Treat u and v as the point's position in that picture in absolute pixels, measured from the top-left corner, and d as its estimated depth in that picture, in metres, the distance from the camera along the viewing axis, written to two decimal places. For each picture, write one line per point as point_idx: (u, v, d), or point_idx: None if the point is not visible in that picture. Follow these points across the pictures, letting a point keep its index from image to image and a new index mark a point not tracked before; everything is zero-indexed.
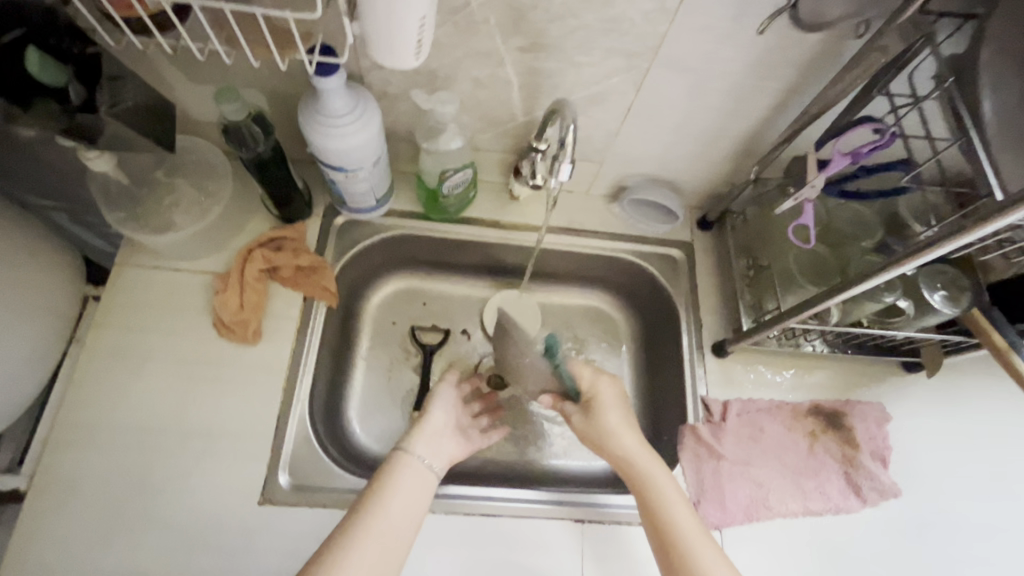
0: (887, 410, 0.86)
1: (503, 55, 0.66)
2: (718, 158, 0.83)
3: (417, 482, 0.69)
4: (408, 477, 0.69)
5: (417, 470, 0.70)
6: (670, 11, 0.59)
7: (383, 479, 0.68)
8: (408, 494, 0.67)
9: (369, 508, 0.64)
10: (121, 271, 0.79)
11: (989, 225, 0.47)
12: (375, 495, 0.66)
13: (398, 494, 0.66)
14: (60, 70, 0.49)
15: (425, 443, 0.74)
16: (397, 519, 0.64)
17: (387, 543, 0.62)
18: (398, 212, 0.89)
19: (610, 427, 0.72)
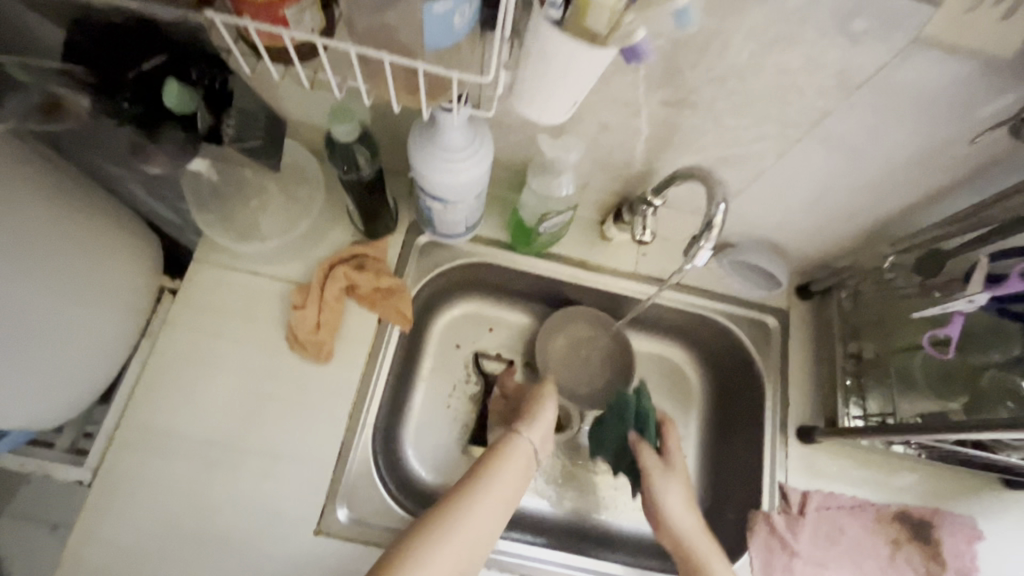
0: (981, 526, 0.79)
1: (642, 105, 0.59)
2: (842, 230, 0.75)
3: (525, 460, 0.73)
4: (522, 452, 0.73)
5: (528, 447, 0.74)
6: (849, 88, 0.52)
7: (501, 451, 0.72)
8: (518, 467, 0.71)
9: (485, 478, 0.68)
10: (198, 267, 0.77)
11: None
12: (493, 463, 0.70)
13: (503, 481, 0.69)
14: (190, 97, 0.48)
15: (540, 432, 0.77)
16: (503, 493, 0.68)
17: (494, 506, 0.66)
18: (482, 238, 0.84)
19: (680, 504, 0.73)
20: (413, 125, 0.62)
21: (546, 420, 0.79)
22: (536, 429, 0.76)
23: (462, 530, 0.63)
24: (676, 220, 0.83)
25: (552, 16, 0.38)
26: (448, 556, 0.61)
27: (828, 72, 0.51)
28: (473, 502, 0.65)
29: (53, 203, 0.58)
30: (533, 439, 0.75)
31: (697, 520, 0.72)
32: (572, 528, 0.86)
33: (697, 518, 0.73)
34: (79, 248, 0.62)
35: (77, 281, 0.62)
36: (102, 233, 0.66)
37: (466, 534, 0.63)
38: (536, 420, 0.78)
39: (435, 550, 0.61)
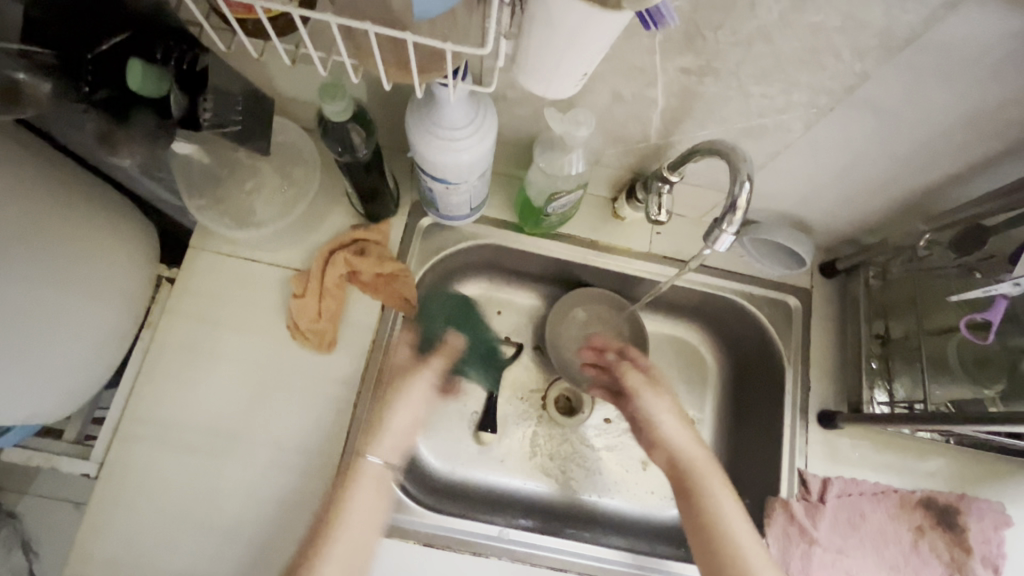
0: (1009, 512, 0.76)
1: (658, 73, 0.54)
2: (872, 204, 0.70)
3: (374, 493, 0.67)
4: (369, 486, 0.67)
5: (375, 477, 0.68)
6: (891, 49, 0.47)
7: (344, 496, 0.66)
8: (365, 508, 0.65)
9: (328, 543, 0.62)
10: (195, 254, 0.74)
11: None
12: (337, 513, 0.64)
13: (354, 514, 0.65)
14: (161, 78, 0.47)
15: (389, 447, 0.70)
16: (353, 548, 0.63)
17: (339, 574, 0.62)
18: (488, 219, 0.81)
19: (668, 420, 0.73)
20: (409, 101, 0.58)
21: (397, 432, 0.71)
22: (388, 443, 0.70)
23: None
24: (692, 195, 0.78)
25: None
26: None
27: (869, 31, 0.46)
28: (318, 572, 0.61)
29: (25, 197, 0.55)
30: (378, 465, 0.68)
31: (691, 432, 0.72)
32: (583, 512, 0.85)
33: (687, 425, 0.73)
34: (64, 241, 0.59)
35: (68, 275, 0.60)
36: (94, 224, 0.64)
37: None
38: (383, 439, 0.70)
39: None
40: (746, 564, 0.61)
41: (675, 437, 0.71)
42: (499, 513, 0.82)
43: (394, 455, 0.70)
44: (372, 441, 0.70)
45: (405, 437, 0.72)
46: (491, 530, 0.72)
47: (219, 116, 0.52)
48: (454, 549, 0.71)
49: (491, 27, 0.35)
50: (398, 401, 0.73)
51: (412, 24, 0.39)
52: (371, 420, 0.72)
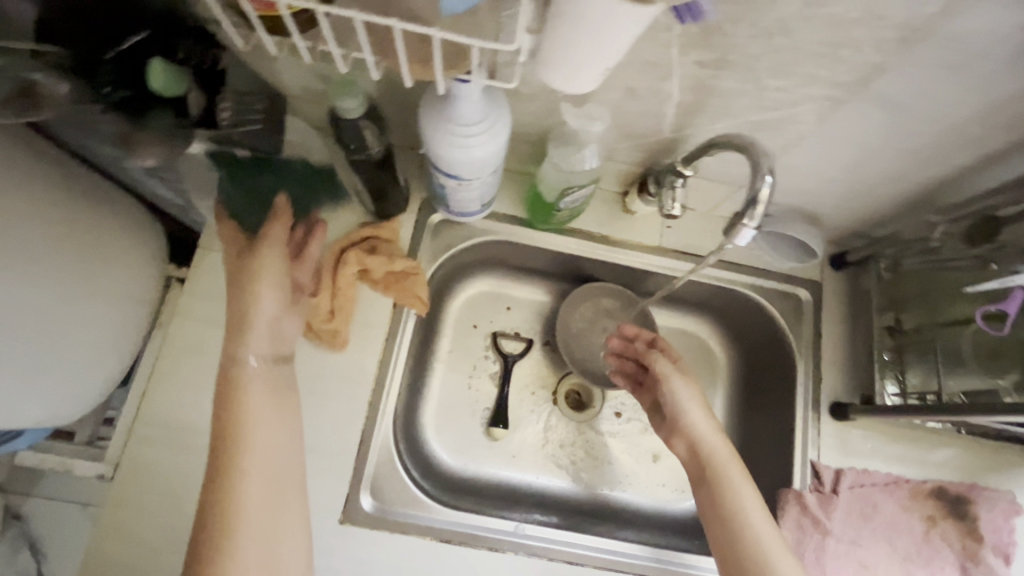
0: (1019, 500, 0.77)
1: (674, 68, 0.54)
2: (884, 196, 0.70)
3: (265, 389, 0.64)
4: (256, 387, 0.64)
5: (260, 376, 0.64)
6: (911, 41, 0.47)
7: (234, 409, 0.62)
8: (265, 420, 0.63)
9: (238, 461, 0.60)
10: (204, 255, 0.74)
11: None
12: (232, 423, 0.62)
13: (258, 433, 0.62)
14: (181, 79, 0.48)
15: (262, 337, 0.66)
16: (262, 460, 0.61)
17: (258, 495, 0.60)
18: (497, 215, 0.80)
19: (693, 406, 0.72)
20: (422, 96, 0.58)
21: (264, 325, 0.66)
22: (261, 338, 0.65)
23: (243, 528, 0.58)
24: (703, 189, 0.78)
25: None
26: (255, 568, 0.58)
27: (890, 24, 0.45)
28: (237, 495, 0.59)
29: (37, 201, 0.54)
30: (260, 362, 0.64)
31: (714, 424, 0.71)
32: (596, 507, 0.85)
33: (710, 415, 0.72)
34: (75, 246, 0.59)
35: (76, 282, 0.59)
36: (105, 228, 0.63)
37: (248, 539, 0.58)
38: (255, 335, 0.65)
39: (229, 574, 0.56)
40: (761, 555, 0.60)
41: (698, 424, 0.71)
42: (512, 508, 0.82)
43: (264, 347, 0.66)
44: (247, 339, 0.65)
45: (279, 322, 0.67)
46: (507, 525, 0.74)
47: (238, 117, 0.55)
48: (472, 545, 0.70)
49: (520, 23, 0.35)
50: (260, 283, 0.64)
51: (437, 21, 0.38)
52: (236, 318, 0.65)
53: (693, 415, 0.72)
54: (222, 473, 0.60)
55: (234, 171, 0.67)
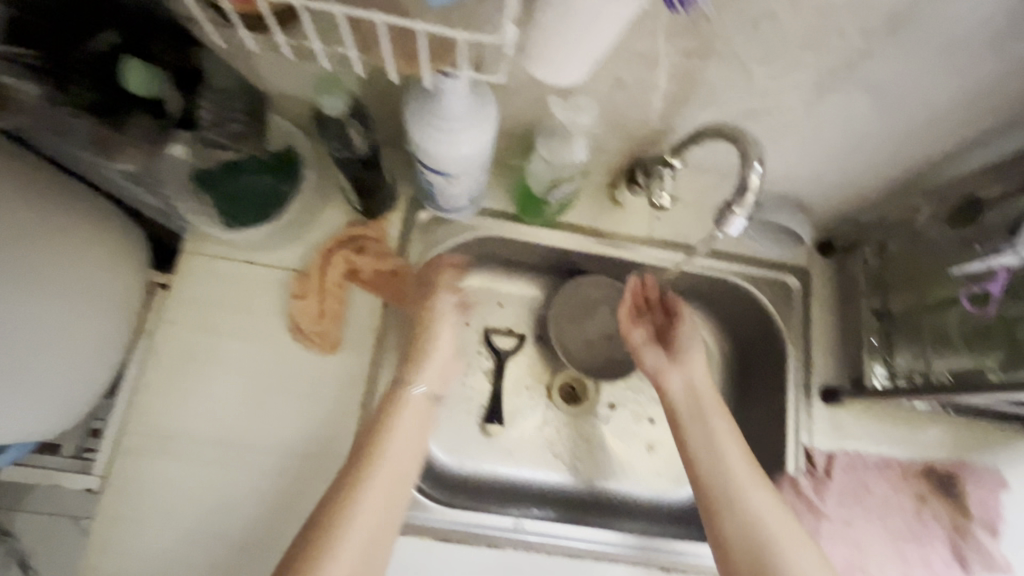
0: (1005, 476, 0.79)
1: (661, 58, 0.54)
2: (871, 182, 0.71)
3: (416, 425, 0.67)
4: (410, 421, 0.67)
5: (418, 407, 0.68)
6: (896, 26, 0.47)
7: (383, 430, 0.65)
8: (410, 441, 0.66)
9: (375, 470, 0.63)
10: (188, 259, 0.73)
11: None
12: (376, 440, 0.65)
13: (396, 443, 0.65)
14: (157, 83, 0.51)
15: (433, 376, 0.70)
16: (388, 482, 0.63)
17: (375, 503, 0.62)
18: (487, 211, 0.80)
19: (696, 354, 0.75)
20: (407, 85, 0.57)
21: (435, 359, 0.71)
22: (430, 373, 0.70)
23: (354, 531, 0.59)
24: (691, 179, 0.78)
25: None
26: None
27: (874, 8, 0.45)
28: (357, 506, 0.60)
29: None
30: (425, 395, 0.69)
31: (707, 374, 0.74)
32: (592, 499, 0.85)
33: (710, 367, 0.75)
34: (38, 252, 0.55)
35: (46, 285, 0.56)
36: (80, 235, 0.60)
37: (359, 540, 0.60)
38: (427, 371, 0.70)
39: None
40: (739, 488, 0.65)
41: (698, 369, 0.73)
42: (506, 505, 0.82)
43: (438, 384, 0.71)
44: (420, 372, 0.70)
45: (451, 365, 0.73)
46: (506, 523, 0.72)
47: (218, 117, 0.58)
48: (471, 543, 0.71)
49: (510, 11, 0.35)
50: (433, 321, 0.72)
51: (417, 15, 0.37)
52: (416, 344, 0.71)
53: (691, 363, 0.74)
54: (356, 481, 0.62)
55: (209, 177, 0.62)
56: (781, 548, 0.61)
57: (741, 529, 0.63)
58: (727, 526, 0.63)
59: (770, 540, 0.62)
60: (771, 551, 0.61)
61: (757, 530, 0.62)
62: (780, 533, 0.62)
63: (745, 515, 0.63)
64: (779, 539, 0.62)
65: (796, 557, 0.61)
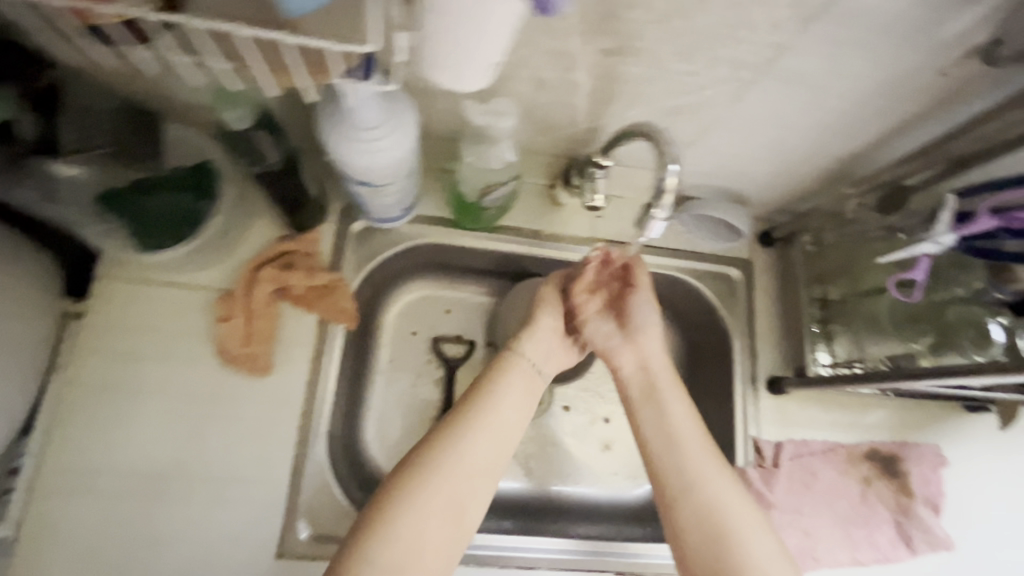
0: (945, 453, 0.81)
1: (578, 58, 0.52)
2: (803, 174, 0.71)
3: (525, 389, 0.66)
4: (518, 383, 0.66)
5: (526, 372, 0.67)
6: (806, 20, 0.46)
7: (495, 385, 0.64)
8: (513, 400, 0.64)
9: (474, 417, 0.61)
10: (103, 285, 0.68)
11: None
12: (486, 397, 0.63)
13: (506, 400, 0.63)
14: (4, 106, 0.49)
15: (539, 348, 0.70)
16: (496, 434, 0.61)
17: (486, 449, 0.60)
18: (424, 218, 0.77)
19: (648, 332, 0.71)
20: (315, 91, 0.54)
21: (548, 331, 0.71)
22: (536, 343, 0.70)
23: (451, 471, 0.57)
24: (630, 177, 0.77)
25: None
26: (428, 531, 0.54)
27: (782, 3, 0.44)
28: (452, 459, 0.58)
29: None
30: (531, 363, 0.68)
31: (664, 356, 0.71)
32: (547, 505, 0.84)
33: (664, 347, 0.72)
34: None
35: None
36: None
37: (457, 479, 0.57)
38: (540, 337, 0.70)
39: (412, 511, 0.55)
40: (700, 476, 0.62)
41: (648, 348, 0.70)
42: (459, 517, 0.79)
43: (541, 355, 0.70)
44: (526, 340, 0.70)
45: (548, 341, 0.71)
46: None
47: (85, 136, 0.55)
48: None
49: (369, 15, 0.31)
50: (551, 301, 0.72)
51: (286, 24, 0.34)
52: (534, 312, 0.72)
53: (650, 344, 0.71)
54: (464, 426, 0.60)
55: (114, 197, 0.58)
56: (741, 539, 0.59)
57: (698, 517, 0.61)
58: (688, 517, 0.61)
59: (732, 532, 0.60)
60: (734, 543, 0.59)
61: (718, 522, 0.60)
62: (741, 523, 0.60)
63: (707, 505, 0.61)
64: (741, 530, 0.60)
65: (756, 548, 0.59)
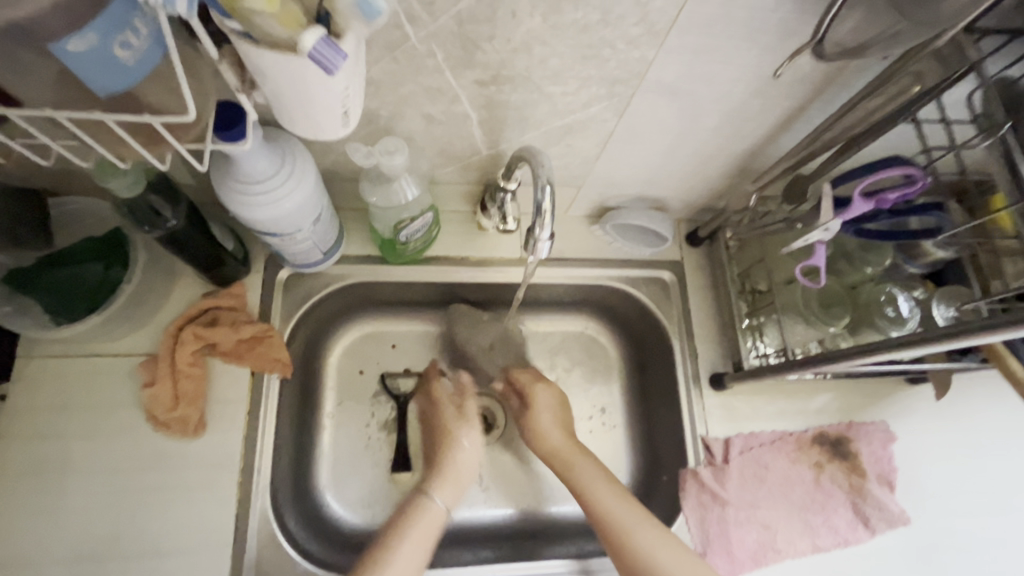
0: (892, 428, 0.82)
1: (458, 90, 0.54)
2: (711, 175, 0.73)
3: (429, 537, 0.64)
4: (422, 532, 0.64)
5: (432, 519, 0.65)
6: (659, 34, 0.48)
7: (394, 544, 0.62)
8: (414, 557, 0.62)
9: None
10: (25, 364, 0.67)
11: (986, 335, 0.46)
12: (386, 556, 0.61)
13: (405, 550, 0.62)
14: None
15: (452, 487, 0.69)
16: None
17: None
18: (351, 257, 0.77)
19: (540, 417, 0.74)
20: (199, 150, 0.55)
21: (457, 472, 0.71)
22: (444, 488, 0.69)
23: None
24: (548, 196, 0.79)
25: (238, 30, 0.32)
26: None
27: (629, 22, 0.47)
28: None
29: None
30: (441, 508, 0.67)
31: (561, 423, 0.74)
32: (516, 528, 0.80)
33: (567, 421, 0.75)
34: None
35: None
36: None
37: None
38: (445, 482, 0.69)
39: None
40: (590, 494, 0.67)
41: (549, 433, 0.73)
42: None
43: (456, 496, 0.69)
44: (439, 483, 0.69)
45: (461, 475, 0.71)
46: None
47: None
48: None
49: (188, 99, 0.33)
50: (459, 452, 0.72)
51: (112, 103, 0.34)
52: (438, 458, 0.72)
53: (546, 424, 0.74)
54: None
55: (23, 275, 0.61)
56: (629, 531, 0.63)
57: None
58: None
59: None
60: (625, 537, 0.63)
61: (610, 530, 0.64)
62: (627, 516, 0.64)
63: (600, 511, 0.65)
64: (630, 523, 0.64)
65: (643, 535, 0.63)
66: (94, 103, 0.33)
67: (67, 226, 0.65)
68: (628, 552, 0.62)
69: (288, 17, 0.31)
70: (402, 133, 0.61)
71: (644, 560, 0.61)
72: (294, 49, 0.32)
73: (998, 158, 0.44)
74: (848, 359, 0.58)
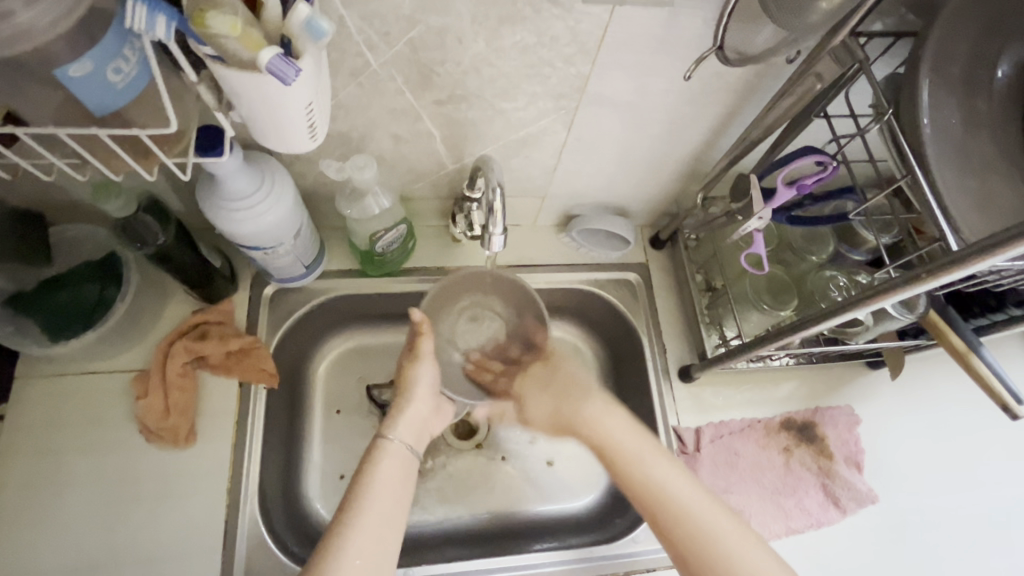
0: (857, 412, 0.85)
1: (420, 110, 0.60)
2: (665, 180, 0.79)
3: (398, 476, 0.62)
4: (392, 468, 0.63)
5: (399, 456, 0.64)
6: (591, 51, 0.54)
7: (365, 479, 0.61)
8: (388, 488, 0.60)
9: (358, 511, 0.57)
10: (22, 383, 0.71)
11: (894, 296, 0.48)
12: (361, 488, 0.60)
13: (380, 485, 0.60)
14: None
15: (411, 430, 0.67)
16: (377, 530, 0.57)
17: (365, 555, 0.55)
18: (333, 272, 0.82)
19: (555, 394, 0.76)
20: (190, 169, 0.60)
21: (415, 414, 0.68)
22: (404, 424, 0.67)
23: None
24: (516, 207, 0.84)
25: (210, 54, 0.37)
26: None
27: (562, 41, 0.53)
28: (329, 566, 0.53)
29: None
30: (403, 444, 0.65)
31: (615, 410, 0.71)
32: (501, 527, 0.82)
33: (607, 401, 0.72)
34: None
35: None
36: None
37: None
38: (405, 421, 0.67)
39: None
40: (639, 466, 0.64)
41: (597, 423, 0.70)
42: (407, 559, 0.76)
43: (414, 439, 0.67)
44: (397, 423, 0.67)
45: (418, 415, 0.69)
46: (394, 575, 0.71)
47: None
48: None
49: (171, 116, 0.38)
50: (413, 388, 0.70)
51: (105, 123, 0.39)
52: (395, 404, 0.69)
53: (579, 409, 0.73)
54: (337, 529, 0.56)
55: (23, 298, 0.66)
56: (684, 509, 0.60)
57: None
58: None
59: None
60: (678, 519, 0.60)
61: (672, 511, 0.60)
62: (686, 491, 0.61)
63: (648, 482, 0.63)
64: (688, 498, 0.61)
65: (701, 511, 0.60)
66: (88, 123, 0.39)
67: (66, 251, 0.71)
68: (687, 530, 0.59)
69: (250, 40, 0.36)
70: (373, 152, 0.66)
71: (704, 536, 0.58)
72: (259, 70, 0.37)
73: (891, 139, 0.50)
74: (794, 333, 0.60)
